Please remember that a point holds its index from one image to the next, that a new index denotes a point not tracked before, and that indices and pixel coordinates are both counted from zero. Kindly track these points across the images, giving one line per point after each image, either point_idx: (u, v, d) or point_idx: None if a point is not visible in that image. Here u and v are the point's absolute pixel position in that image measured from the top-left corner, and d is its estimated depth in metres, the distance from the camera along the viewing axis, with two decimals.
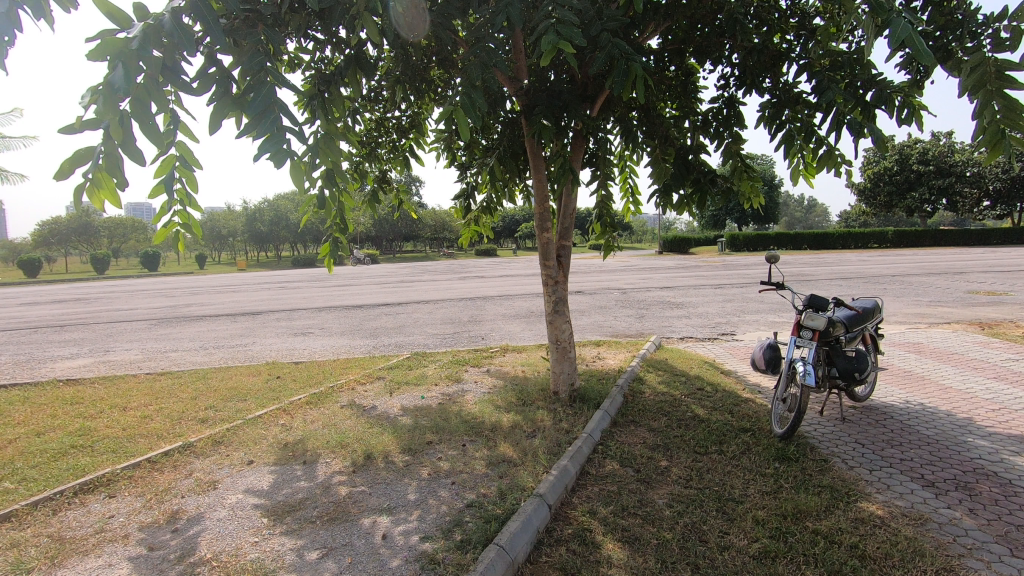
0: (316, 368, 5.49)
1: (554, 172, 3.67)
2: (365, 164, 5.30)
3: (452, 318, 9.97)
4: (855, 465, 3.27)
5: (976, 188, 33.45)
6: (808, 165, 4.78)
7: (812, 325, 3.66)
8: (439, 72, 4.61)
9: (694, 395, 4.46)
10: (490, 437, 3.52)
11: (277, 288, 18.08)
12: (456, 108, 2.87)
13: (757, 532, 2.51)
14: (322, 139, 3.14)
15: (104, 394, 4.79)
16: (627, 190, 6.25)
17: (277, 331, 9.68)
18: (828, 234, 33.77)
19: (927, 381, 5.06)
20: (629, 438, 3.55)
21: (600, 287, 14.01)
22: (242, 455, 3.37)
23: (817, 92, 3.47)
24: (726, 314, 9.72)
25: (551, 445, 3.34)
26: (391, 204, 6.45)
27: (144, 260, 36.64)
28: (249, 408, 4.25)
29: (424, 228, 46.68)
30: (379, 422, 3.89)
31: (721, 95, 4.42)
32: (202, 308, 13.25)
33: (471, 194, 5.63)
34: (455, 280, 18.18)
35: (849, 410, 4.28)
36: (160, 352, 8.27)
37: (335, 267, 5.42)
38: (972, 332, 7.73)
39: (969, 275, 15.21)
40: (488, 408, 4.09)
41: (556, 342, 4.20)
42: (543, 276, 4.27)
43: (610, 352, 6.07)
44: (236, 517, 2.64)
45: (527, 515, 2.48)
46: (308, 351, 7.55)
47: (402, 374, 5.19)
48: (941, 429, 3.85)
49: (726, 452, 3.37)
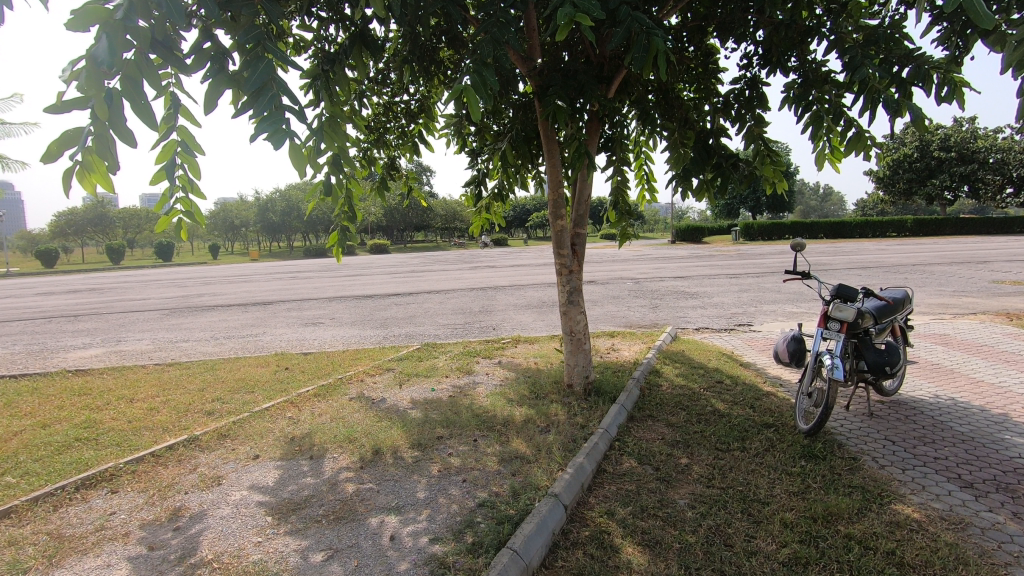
0: (325, 359, 5.40)
1: (568, 156, 3.50)
2: (373, 151, 5.13)
3: (463, 309, 9.85)
4: (887, 463, 3.11)
5: (999, 175, 32.58)
6: (834, 149, 4.57)
7: (839, 317, 3.48)
8: (449, 52, 4.44)
9: (713, 388, 4.30)
10: (502, 432, 3.40)
11: (289, 277, 18.12)
12: (467, 87, 2.68)
13: (785, 536, 2.37)
14: (327, 123, 3.02)
15: (112, 385, 4.73)
16: (642, 177, 6.06)
17: (288, 321, 9.63)
18: (845, 223, 33.21)
19: (956, 374, 4.87)
20: (647, 433, 3.41)
21: (612, 277, 13.84)
22: (248, 450, 3.28)
23: (849, 70, 3.24)
24: (742, 304, 9.53)
25: (565, 440, 3.21)
26: (401, 192, 6.31)
27: (159, 249, 37.17)
28: (256, 399, 4.17)
29: (434, 218, 46.52)
30: (388, 415, 3.79)
31: (743, 76, 4.28)
32: (213, 298, 13.26)
33: (482, 181, 5.46)
34: (466, 270, 18.15)
35: (876, 404, 4.10)
36: (171, 342, 8.24)
37: (343, 257, 5.30)
38: (1001, 324, 7.44)
39: (993, 264, 14.83)
40: (500, 401, 3.97)
41: (570, 333, 4.06)
42: (557, 265, 4.10)
43: (625, 343, 5.91)
44: (240, 515, 2.55)
45: (542, 516, 2.36)
46: (318, 341, 7.48)
47: (411, 366, 5.07)
48: (976, 426, 3.67)
49: (748, 449, 3.22)
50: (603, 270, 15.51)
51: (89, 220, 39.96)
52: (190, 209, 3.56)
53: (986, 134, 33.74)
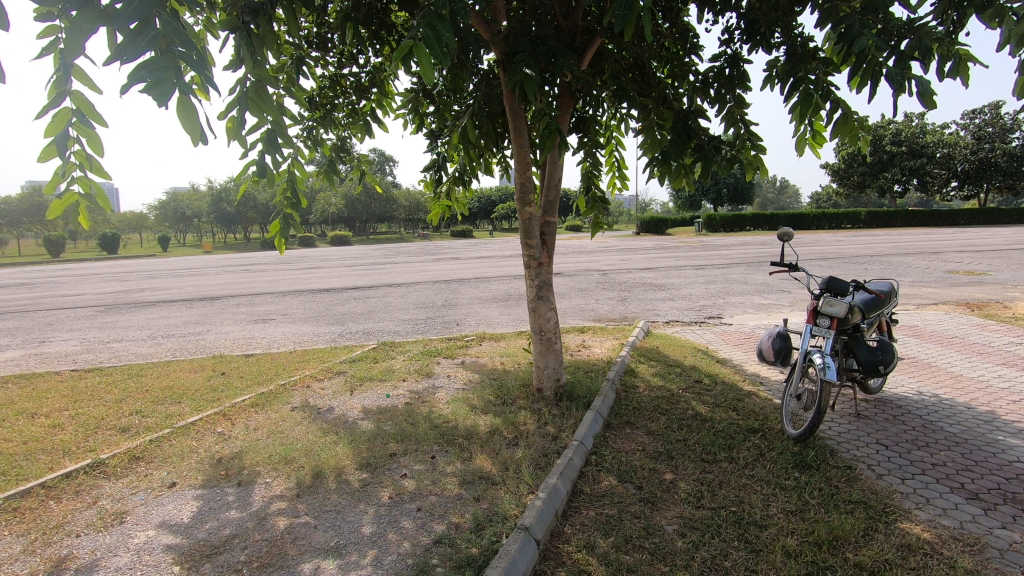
0: (268, 362, 4.86)
1: (537, 132, 3.09)
2: (319, 130, 4.59)
3: (425, 303, 9.38)
4: (884, 473, 2.86)
5: (945, 168, 33.96)
6: (815, 134, 4.33)
7: (830, 312, 3.22)
8: (402, 15, 3.96)
9: (692, 389, 4.00)
10: (464, 446, 3.00)
11: (240, 271, 17.18)
12: (418, 42, 2.22)
13: (790, 568, 2.05)
14: (251, 89, 2.52)
15: (15, 397, 4.10)
16: (613, 164, 5.70)
17: (235, 318, 8.97)
18: (803, 215, 34.01)
19: (935, 369, 4.72)
20: (626, 444, 3.06)
21: (580, 269, 13.59)
22: (163, 476, 2.79)
23: (845, 40, 2.93)
24: (711, 296, 9.38)
25: (536, 456, 2.84)
26: (354, 177, 5.79)
27: (103, 243, 35.07)
28: (182, 412, 3.64)
29: (397, 209, 45.52)
30: (335, 428, 3.34)
31: (723, 53, 3.97)
32: (156, 293, 12.36)
33: (442, 166, 4.99)
34: (429, 262, 17.63)
35: (863, 404, 3.87)
36: (101, 343, 7.48)
37: (287, 249, 4.77)
38: (966, 315, 7.44)
39: (946, 255, 15.27)
40: (462, 409, 3.56)
41: (540, 332, 3.67)
42: (525, 257, 3.69)
43: (596, 340, 5.57)
44: (139, 566, 2.08)
45: (511, 558, 1.97)
46: (266, 341, 6.90)
47: (365, 368, 4.60)
48: (967, 426, 3.46)
49: (737, 459, 2.93)
50: (570, 262, 15.24)
51: (24, 210, 37.34)
52: (91, 190, 2.92)
53: (934, 129, 35.11)
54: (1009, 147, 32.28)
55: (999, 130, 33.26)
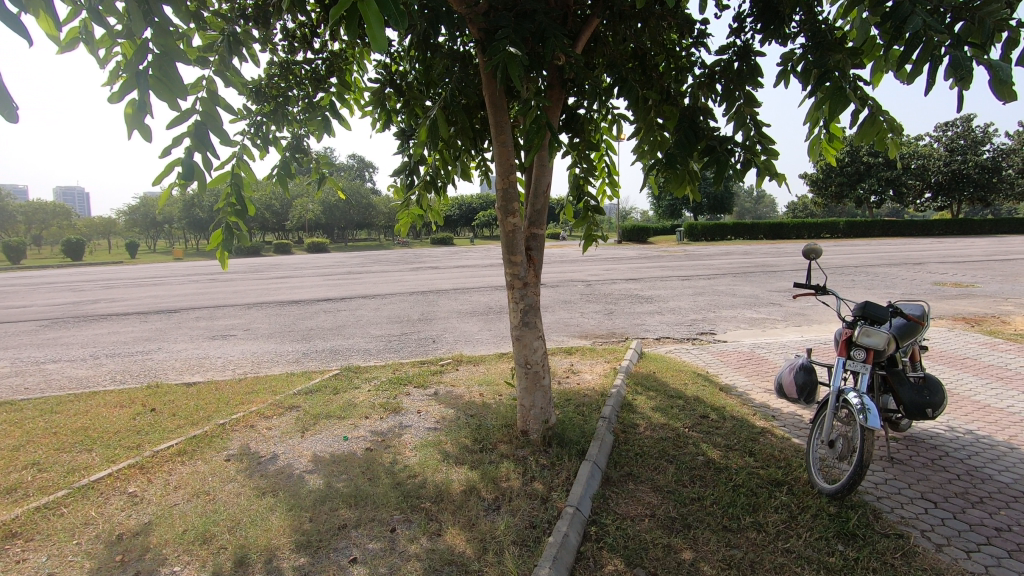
0: (211, 394, 4.20)
1: (523, 129, 2.56)
2: (268, 126, 3.99)
3: (400, 317, 8.75)
4: (944, 543, 2.35)
5: (919, 180, 34.51)
6: (831, 137, 3.86)
7: (867, 344, 2.73)
8: None
9: (701, 429, 3.47)
10: (433, 513, 2.43)
11: (207, 280, 16.31)
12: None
13: None
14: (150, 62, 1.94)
15: None
16: (603, 169, 5.19)
17: (192, 334, 8.22)
18: (782, 225, 34.17)
19: (960, 398, 4.27)
20: (631, 507, 2.51)
21: (564, 279, 13.08)
22: (40, 564, 2.15)
23: (893, 20, 2.44)
24: (702, 309, 8.94)
25: (522, 529, 2.28)
26: (312, 182, 5.18)
27: (66, 251, 33.57)
28: (90, 464, 2.98)
29: (377, 216, 44.72)
30: (276, 485, 2.73)
31: (732, 44, 3.49)
32: (110, 305, 11.48)
33: (414, 170, 4.42)
34: (407, 271, 17.02)
35: (894, 446, 3.37)
36: (33, 364, 6.68)
37: (230, 263, 4.14)
38: (970, 331, 7.07)
39: (929, 265, 15.21)
40: (432, 457, 2.98)
41: (525, 365, 3.11)
42: (508, 276, 3.12)
43: (585, 363, 5.04)
44: None
45: None
46: (219, 362, 6.21)
47: (324, 401, 3.98)
48: (1019, 474, 2.99)
49: (766, 527, 2.40)
50: (553, 272, 14.71)
51: None
52: None
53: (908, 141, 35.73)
54: (980, 160, 32.98)
55: (970, 142, 34.03)
